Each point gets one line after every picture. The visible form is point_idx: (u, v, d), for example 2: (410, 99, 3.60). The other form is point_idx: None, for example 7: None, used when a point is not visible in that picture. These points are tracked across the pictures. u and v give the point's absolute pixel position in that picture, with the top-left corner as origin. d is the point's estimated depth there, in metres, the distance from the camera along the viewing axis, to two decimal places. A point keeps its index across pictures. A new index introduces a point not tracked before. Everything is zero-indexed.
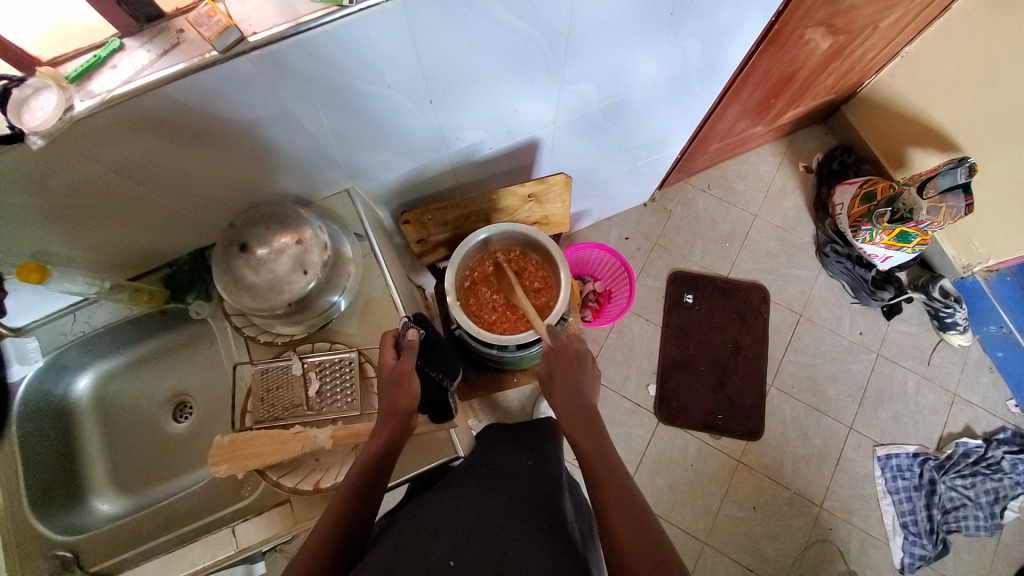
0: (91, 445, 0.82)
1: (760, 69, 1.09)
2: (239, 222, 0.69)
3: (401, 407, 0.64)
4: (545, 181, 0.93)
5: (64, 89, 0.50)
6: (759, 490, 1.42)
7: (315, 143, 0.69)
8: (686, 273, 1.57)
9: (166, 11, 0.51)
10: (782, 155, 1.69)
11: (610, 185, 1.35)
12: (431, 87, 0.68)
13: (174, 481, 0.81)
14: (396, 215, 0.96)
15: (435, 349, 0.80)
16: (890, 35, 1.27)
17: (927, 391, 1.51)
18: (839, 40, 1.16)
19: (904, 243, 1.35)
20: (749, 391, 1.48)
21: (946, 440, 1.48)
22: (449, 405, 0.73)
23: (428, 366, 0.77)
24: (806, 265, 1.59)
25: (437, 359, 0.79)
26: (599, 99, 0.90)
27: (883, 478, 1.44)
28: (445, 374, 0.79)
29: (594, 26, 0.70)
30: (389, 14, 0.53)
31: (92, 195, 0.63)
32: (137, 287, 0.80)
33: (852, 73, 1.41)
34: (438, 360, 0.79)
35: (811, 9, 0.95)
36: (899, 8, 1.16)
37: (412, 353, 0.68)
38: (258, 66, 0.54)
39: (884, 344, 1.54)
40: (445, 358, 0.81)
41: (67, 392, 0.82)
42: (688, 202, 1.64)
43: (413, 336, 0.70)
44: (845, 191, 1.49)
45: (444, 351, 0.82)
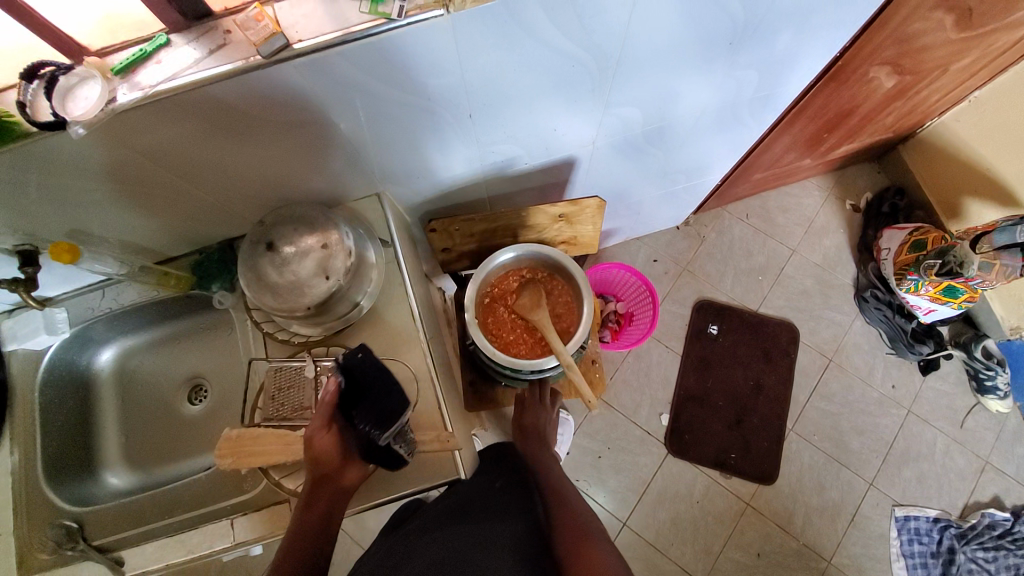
0: (107, 417, 0.85)
1: (817, 104, 1.03)
2: (269, 220, 0.69)
3: (320, 462, 0.64)
4: (578, 204, 0.90)
5: (108, 81, 0.51)
6: (766, 536, 1.36)
7: (350, 148, 0.68)
8: (713, 303, 1.52)
9: (215, 10, 0.51)
10: (829, 190, 1.62)
11: (644, 207, 1.31)
12: (472, 101, 0.66)
13: (183, 463, 0.83)
14: (423, 221, 0.95)
15: (369, 389, 0.65)
16: (961, 78, 1.19)
17: (957, 455, 1.42)
18: (905, 80, 1.09)
19: (949, 297, 1.27)
20: (766, 433, 1.43)
21: (971, 509, 1.39)
22: (398, 453, 0.66)
23: (357, 413, 0.65)
24: (842, 308, 1.52)
25: (366, 407, 0.65)
26: (643, 123, 0.87)
27: (898, 540, 1.36)
28: (374, 422, 0.63)
29: (646, 52, 0.67)
30: (437, 29, 0.52)
31: (129, 180, 0.63)
32: (164, 271, 0.81)
33: (914, 114, 1.33)
34: (368, 404, 0.65)
35: (879, 48, 0.89)
36: (973, 52, 1.08)
37: (319, 413, 0.65)
38: (301, 72, 0.53)
39: (917, 400, 1.46)
40: (379, 397, 0.64)
41: (90, 362, 0.84)
42: (723, 230, 1.59)
43: (327, 391, 0.65)
44: (893, 235, 1.41)
45: (381, 387, 0.66)
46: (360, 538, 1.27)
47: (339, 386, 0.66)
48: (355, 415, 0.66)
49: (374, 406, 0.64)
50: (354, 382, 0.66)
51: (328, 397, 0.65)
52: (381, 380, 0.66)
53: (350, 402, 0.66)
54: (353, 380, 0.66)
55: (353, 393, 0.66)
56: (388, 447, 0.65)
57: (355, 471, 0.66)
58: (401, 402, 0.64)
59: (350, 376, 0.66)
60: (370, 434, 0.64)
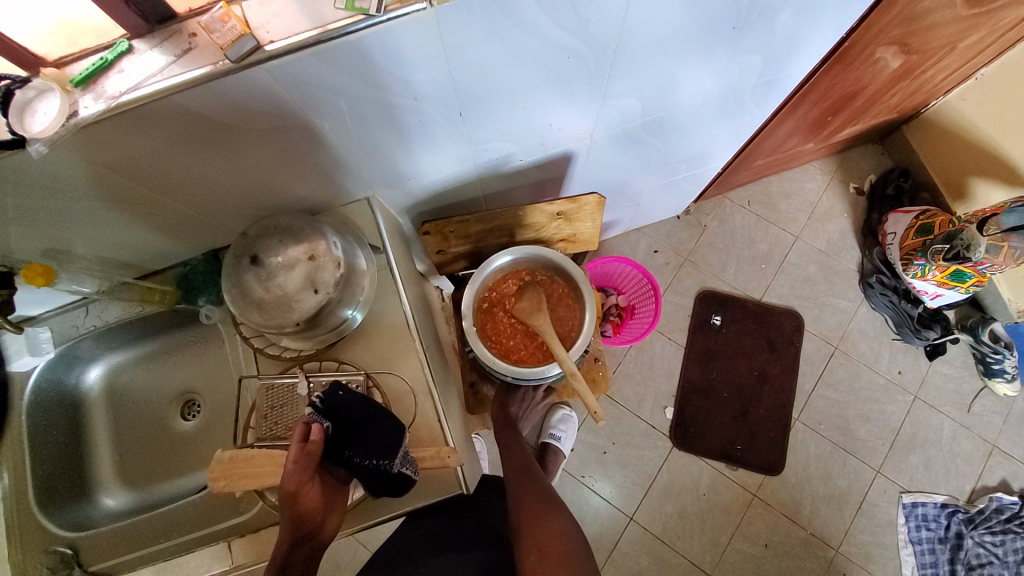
0: (99, 437, 0.82)
1: (822, 87, 0.99)
2: (252, 232, 0.66)
3: (305, 515, 0.60)
4: (577, 201, 0.87)
5: (68, 93, 0.47)
6: (773, 527, 1.36)
7: (335, 153, 0.64)
8: (715, 293, 1.49)
9: (179, 11, 0.47)
10: (832, 173, 1.58)
11: (644, 198, 1.27)
12: (461, 99, 0.62)
13: (179, 481, 0.81)
14: (416, 223, 0.92)
15: (363, 427, 0.63)
16: (968, 55, 1.15)
17: (964, 440, 1.41)
18: (911, 59, 1.05)
19: (957, 281, 1.24)
20: (772, 423, 1.41)
21: (979, 493, 1.38)
22: (405, 483, 0.65)
23: (352, 453, 0.62)
24: (846, 295, 1.49)
25: (366, 442, 0.62)
26: (642, 114, 0.83)
27: (906, 527, 1.35)
28: (381, 457, 0.61)
29: (645, 40, 0.63)
30: (419, 24, 0.48)
31: (102, 196, 0.60)
32: (148, 286, 0.79)
33: (919, 94, 1.29)
34: (365, 442, 0.62)
35: (888, 26, 0.85)
36: (982, 28, 1.03)
37: (304, 463, 0.59)
38: (275, 76, 0.49)
39: (923, 386, 1.44)
40: (378, 434, 0.63)
41: (78, 381, 0.81)
42: (725, 218, 1.55)
43: (314, 437, 0.60)
44: (899, 220, 1.38)
45: (377, 422, 0.64)
46: (367, 541, 1.27)
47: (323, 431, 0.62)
48: (346, 456, 0.62)
49: (373, 443, 0.62)
50: (341, 421, 0.64)
51: (316, 444, 0.60)
52: (377, 415, 0.64)
53: (338, 442, 0.63)
54: (341, 419, 0.63)
55: (342, 433, 0.63)
56: (384, 484, 0.64)
57: (337, 518, 0.63)
58: (402, 431, 0.63)
59: (336, 414, 0.64)
60: (377, 468, 0.62)
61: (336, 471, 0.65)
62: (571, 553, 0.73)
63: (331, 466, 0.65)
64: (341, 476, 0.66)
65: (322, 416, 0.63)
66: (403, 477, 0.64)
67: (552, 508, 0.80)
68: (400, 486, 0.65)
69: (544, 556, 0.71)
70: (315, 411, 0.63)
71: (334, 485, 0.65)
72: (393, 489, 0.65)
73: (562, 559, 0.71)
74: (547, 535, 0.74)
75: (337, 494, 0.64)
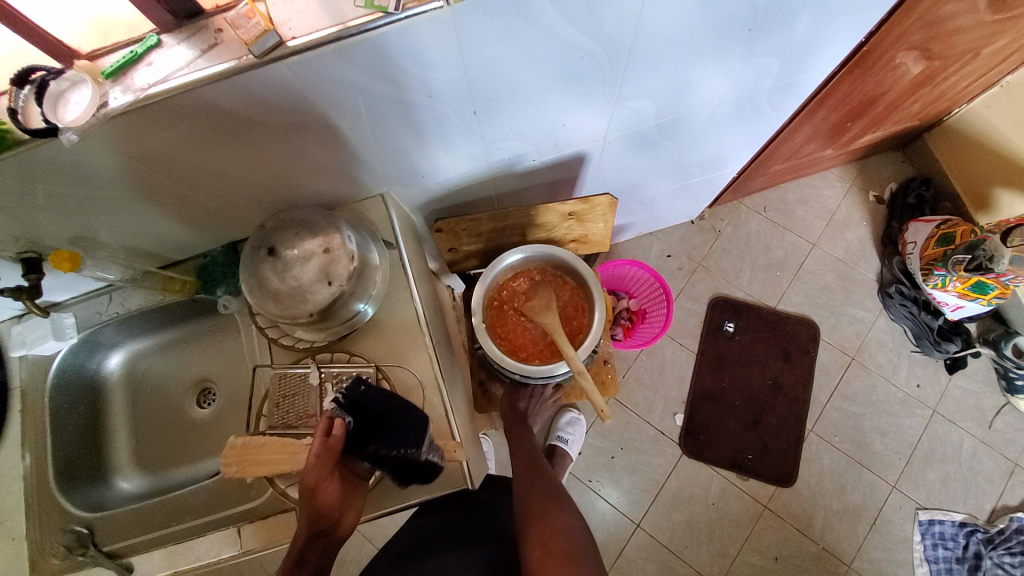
0: (117, 422, 0.84)
1: (839, 92, 0.98)
2: (271, 225, 0.68)
3: (322, 512, 0.60)
4: (589, 202, 0.87)
5: (99, 85, 0.49)
6: (783, 540, 1.33)
7: (351, 148, 0.66)
8: (729, 300, 1.48)
9: (206, 8, 0.49)
10: (851, 181, 1.55)
11: (658, 202, 1.27)
12: (475, 97, 0.63)
13: (195, 465, 0.83)
14: (428, 220, 0.93)
15: (385, 421, 0.64)
16: (993, 62, 1.13)
17: (986, 457, 1.37)
18: (934, 65, 1.03)
19: (979, 293, 1.21)
20: (784, 434, 1.39)
21: (999, 513, 1.34)
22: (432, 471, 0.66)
23: (378, 446, 0.64)
24: (864, 305, 1.46)
25: (389, 434, 0.64)
26: (656, 116, 0.83)
27: (922, 545, 1.32)
28: (407, 446, 0.63)
29: (660, 40, 0.64)
30: (436, 22, 0.49)
31: (129, 186, 0.62)
32: (170, 276, 0.80)
33: (942, 101, 1.26)
34: (388, 433, 0.63)
35: (909, 30, 0.84)
36: (1008, 34, 1.01)
37: (324, 457, 0.60)
38: (296, 72, 0.51)
39: (943, 400, 1.40)
40: (400, 426, 0.64)
41: (99, 367, 0.83)
42: (740, 224, 1.53)
43: (336, 431, 0.61)
44: (919, 229, 1.35)
45: (400, 416, 0.64)
46: (372, 536, 1.28)
47: (343, 428, 0.63)
48: (371, 449, 0.64)
49: (397, 436, 0.63)
50: (363, 416, 0.65)
51: (337, 439, 0.61)
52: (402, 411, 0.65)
53: (362, 436, 0.65)
54: (362, 411, 0.65)
55: (365, 427, 0.65)
56: (412, 473, 0.66)
57: (353, 515, 0.64)
58: (425, 420, 0.64)
59: (358, 409, 0.65)
60: (401, 458, 0.63)
61: (357, 466, 0.66)
62: (577, 550, 0.72)
63: (352, 462, 0.66)
64: (361, 472, 0.66)
65: (345, 411, 0.65)
66: (429, 465, 0.65)
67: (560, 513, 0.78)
68: (424, 477, 0.66)
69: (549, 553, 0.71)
70: (338, 406, 0.65)
71: (354, 481, 0.65)
72: (416, 479, 0.66)
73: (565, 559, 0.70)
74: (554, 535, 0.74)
75: (356, 490, 0.65)
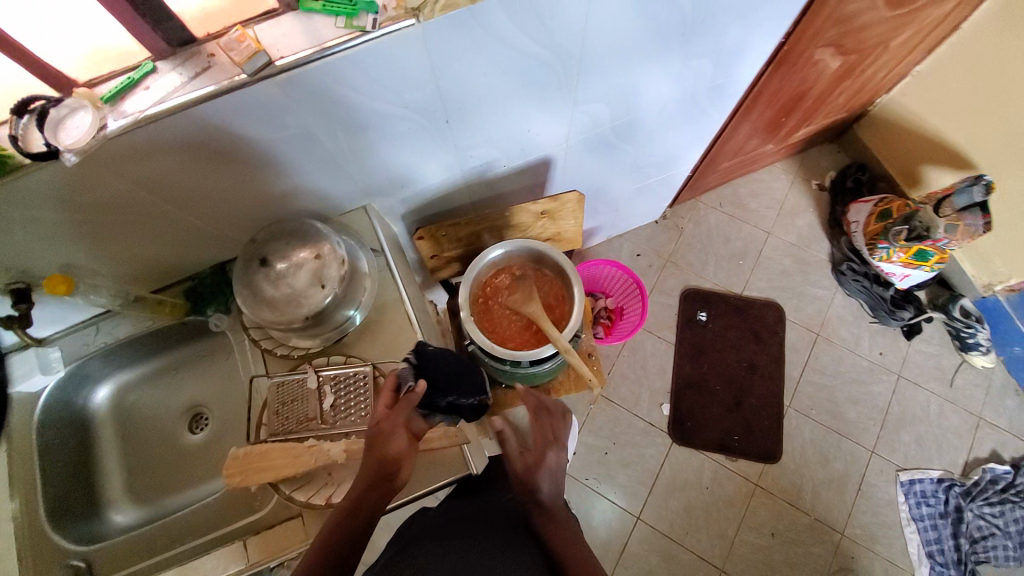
0: (108, 455, 0.83)
1: (770, 89, 1.10)
2: (262, 237, 0.71)
3: (389, 461, 0.61)
4: (558, 199, 0.94)
5: (98, 110, 0.53)
6: (778, 515, 1.38)
7: (334, 160, 0.71)
8: (699, 290, 1.56)
9: (198, 36, 0.54)
10: (795, 172, 1.69)
11: (622, 203, 1.36)
12: (446, 106, 0.69)
13: (192, 490, 0.81)
14: (409, 230, 0.97)
15: (454, 377, 0.74)
16: (903, 53, 1.26)
17: (951, 414, 1.46)
18: (851, 59, 1.16)
19: (921, 261, 1.33)
20: (765, 412, 1.45)
21: (972, 466, 1.42)
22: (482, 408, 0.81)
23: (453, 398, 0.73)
24: (822, 283, 1.57)
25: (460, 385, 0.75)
26: (611, 118, 0.92)
27: (907, 505, 1.38)
28: (477, 393, 0.77)
29: (606, 47, 0.72)
30: (409, 39, 0.56)
31: (120, 209, 0.65)
32: (159, 300, 0.82)
33: (863, 93, 1.41)
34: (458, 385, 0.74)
35: (820, 30, 0.96)
36: (910, 28, 1.15)
37: (400, 408, 0.64)
38: (283, 89, 0.56)
39: (905, 364, 1.50)
40: (465, 378, 0.76)
41: (87, 401, 0.83)
42: (700, 219, 1.64)
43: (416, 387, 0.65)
44: (860, 209, 1.48)
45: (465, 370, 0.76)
46: None
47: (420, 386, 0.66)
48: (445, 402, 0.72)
49: (466, 385, 0.76)
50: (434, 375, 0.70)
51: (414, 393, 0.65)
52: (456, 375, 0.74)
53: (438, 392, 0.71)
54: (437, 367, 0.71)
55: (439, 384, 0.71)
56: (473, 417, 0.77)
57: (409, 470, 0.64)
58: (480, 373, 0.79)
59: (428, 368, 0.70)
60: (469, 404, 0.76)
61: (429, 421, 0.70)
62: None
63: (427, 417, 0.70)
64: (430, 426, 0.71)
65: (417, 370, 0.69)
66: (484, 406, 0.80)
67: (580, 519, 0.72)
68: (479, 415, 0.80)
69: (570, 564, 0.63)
70: (411, 367, 0.69)
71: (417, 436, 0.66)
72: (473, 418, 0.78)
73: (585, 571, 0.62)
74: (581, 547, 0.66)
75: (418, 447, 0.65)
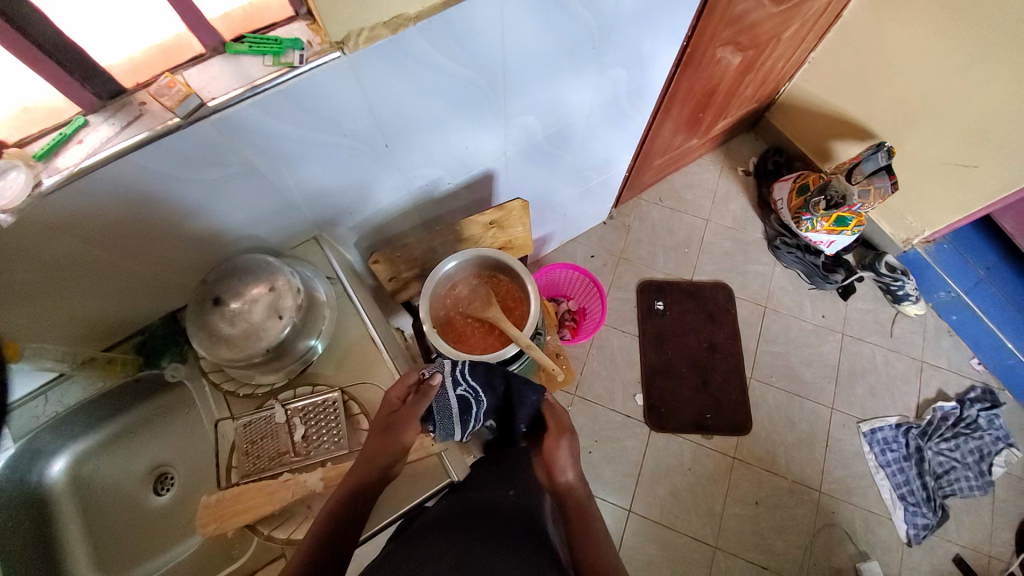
0: (71, 530, 0.77)
1: (684, 87, 1.21)
2: (212, 278, 0.71)
3: (396, 449, 0.68)
4: (504, 208, 0.98)
5: (32, 168, 0.53)
6: (759, 484, 1.43)
7: (279, 194, 0.72)
8: (653, 281, 1.64)
9: (127, 86, 0.55)
10: (722, 162, 1.82)
11: (568, 208, 1.42)
12: (383, 131, 0.73)
13: (165, 554, 0.77)
14: (364, 256, 0.99)
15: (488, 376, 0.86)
16: (794, 45, 1.40)
17: (896, 362, 1.59)
18: (748, 54, 1.28)
19: (842, 227, 1.47)
20: (731, 386, 1.53)
21: (923, 407, 1.54)
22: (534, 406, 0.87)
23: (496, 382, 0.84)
24: (762, 260, 1.69)
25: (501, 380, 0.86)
26: (543, 128, 0.98)
27: (873, 453, 1.48)
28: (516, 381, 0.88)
29: (526, 62, 0.78)
30: (338, 71, 0.59)
31: (60, 267, 0.63)
32: (108, 358, 0.79)
33: (767, 84, 1.55)
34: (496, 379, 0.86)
35: (717, 31, 1.06)
36: (795, 21, 1.27)
37: (420, 401, 0.73)
38: (218, 128, 0.58)
39: (847, 323, 1.63)
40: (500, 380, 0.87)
41: (41, 478, 0.77)
42: (644, 215, 1.74)
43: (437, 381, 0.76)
44: (782, 187, 1.61)
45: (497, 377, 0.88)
46: None
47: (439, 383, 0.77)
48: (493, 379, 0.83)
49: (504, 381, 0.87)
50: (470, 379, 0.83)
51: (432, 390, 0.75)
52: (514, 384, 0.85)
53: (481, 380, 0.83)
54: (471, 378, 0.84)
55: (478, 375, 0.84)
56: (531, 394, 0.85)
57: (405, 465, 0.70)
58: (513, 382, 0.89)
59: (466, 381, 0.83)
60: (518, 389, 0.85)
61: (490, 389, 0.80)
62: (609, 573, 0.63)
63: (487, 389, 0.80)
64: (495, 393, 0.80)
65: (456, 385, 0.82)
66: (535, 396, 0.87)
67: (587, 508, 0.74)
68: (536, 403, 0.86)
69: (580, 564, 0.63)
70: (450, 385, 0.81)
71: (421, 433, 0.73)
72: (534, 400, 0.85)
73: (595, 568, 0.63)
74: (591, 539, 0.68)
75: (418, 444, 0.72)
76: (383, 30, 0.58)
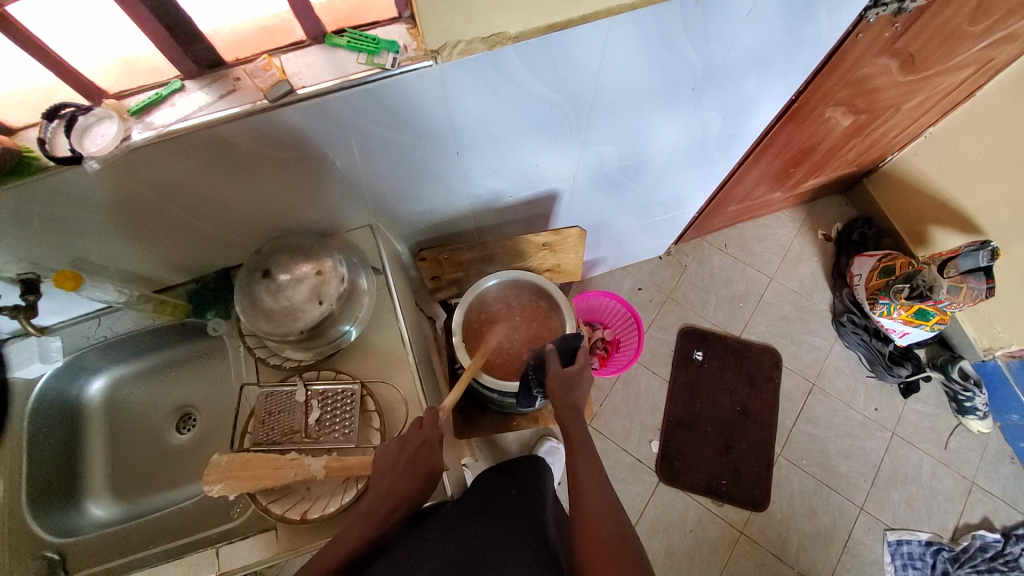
0: (94, 449, 0.84)
1: (780, 140, 1.12)
2: (266, 250, 0.73)
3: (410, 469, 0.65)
4: (561, 234, 0.96)
5: (124, 121, 0.56)
6: (761, 566, 1.35)
7: (346, 181, 0.73)
8: (697, 329, 1.57)
9: (227, 60, 0.57)
10: (801, 221, 1.70)
11: (627, 238, 1.37)
12: (458, 139, 0.71)
13: (170, 492, 0.82)
14: (413, 250, 1.00)
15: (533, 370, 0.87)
16: (914, 116, 1.27)
17: (944, 477, 1.44)
18: (861, 118, 1.17)
19: (921, 320, 1.32)
20: (755, 457, 1.44)
21: (963, 531, 1.39)
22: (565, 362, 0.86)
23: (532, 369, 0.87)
24: (821, 333, 1.57)
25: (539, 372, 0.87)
26: (618, 159, 0.94)
27: (893, 566, 1.35)
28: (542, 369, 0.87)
29: (618, 93, 0.74)
30: (425, 78, 0.58)
31: (135, 211, 0.67)
32: (162, 299, 0.85)
33: (873, 150, 1.42)
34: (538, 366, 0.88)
35: (831, 90, 0.98)
36: (922, 92, 1.15)
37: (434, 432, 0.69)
38: (301, 114, 0.58)
39: (900, 423, 1.48)
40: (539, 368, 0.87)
41: (81, 392, 0.84)
42: (703, 258, 1.65)
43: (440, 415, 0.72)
44: (863, 263, 1.48)
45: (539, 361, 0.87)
46: None
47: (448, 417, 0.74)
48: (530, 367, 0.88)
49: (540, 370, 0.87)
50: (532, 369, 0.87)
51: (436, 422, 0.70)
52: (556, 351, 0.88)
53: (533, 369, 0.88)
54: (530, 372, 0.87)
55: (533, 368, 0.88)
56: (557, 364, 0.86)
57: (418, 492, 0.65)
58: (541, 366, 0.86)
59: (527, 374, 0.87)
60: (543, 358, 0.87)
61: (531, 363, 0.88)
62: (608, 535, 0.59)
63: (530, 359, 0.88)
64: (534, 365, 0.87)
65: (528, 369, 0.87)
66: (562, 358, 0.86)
67: (590, 452, 0.71)
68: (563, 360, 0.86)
69: (594, 544, 0.58)
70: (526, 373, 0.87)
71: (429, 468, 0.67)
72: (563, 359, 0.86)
73: (615, 548, 0.57)
74: (595, 512, 0.62)
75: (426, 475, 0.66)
76: (479, 45, 0.57)
